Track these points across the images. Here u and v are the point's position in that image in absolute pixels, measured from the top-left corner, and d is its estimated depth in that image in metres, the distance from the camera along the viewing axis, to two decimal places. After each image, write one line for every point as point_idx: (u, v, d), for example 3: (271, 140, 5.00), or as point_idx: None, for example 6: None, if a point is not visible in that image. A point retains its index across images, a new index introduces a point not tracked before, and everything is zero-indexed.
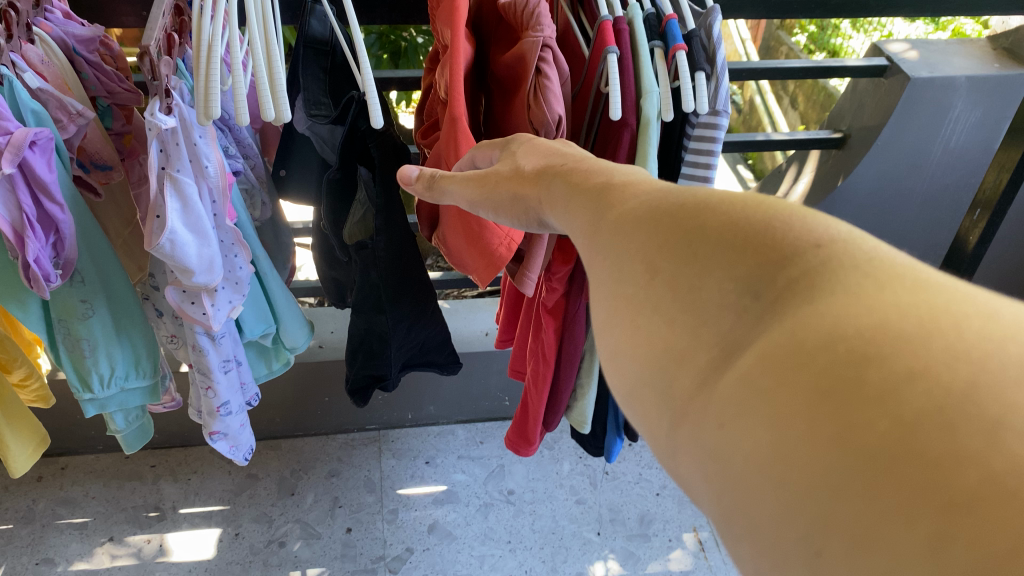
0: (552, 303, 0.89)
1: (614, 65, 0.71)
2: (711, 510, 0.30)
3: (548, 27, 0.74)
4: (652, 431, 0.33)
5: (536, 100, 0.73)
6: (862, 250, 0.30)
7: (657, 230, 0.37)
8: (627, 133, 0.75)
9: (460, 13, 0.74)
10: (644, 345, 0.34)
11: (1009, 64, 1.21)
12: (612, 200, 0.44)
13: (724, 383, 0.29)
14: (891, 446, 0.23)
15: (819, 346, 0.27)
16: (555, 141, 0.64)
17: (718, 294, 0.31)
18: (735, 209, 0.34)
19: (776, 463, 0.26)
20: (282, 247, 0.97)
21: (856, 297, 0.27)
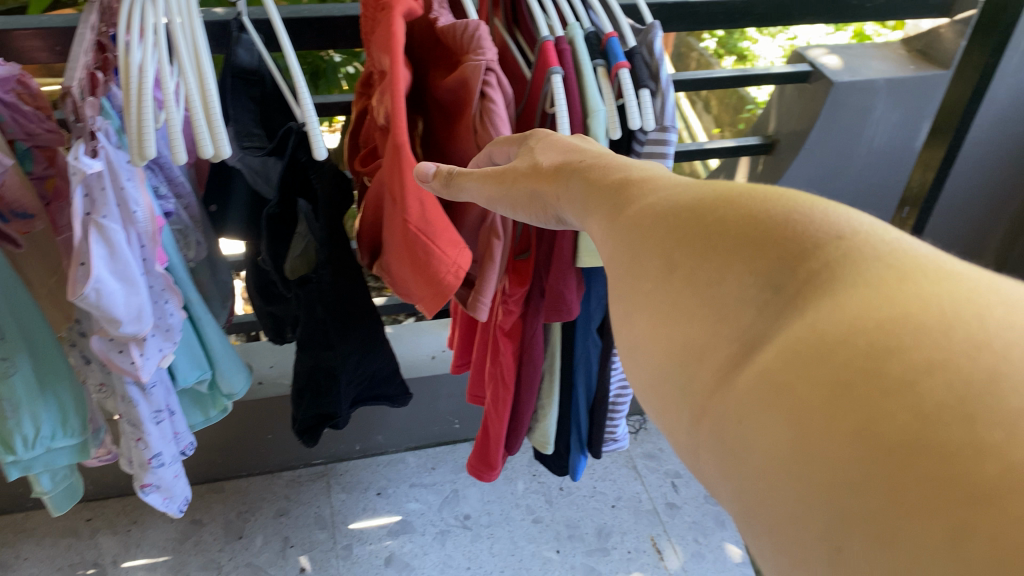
0: (509, 326, 0.89)
1: (558, 85, 0.73)
2: (732, 503, 0.32)
3: (490, 51, 0.73)
4: (671, 428, 0.36)
5: (482, 124, 0.73)
6: (882, 242, 0.33)
7: (675, 223, 0.40)
8: None
9: (398, 39, 0.72)
10: (663, 343, 0.37)
11: (924, 65, 1.26)
12: (630, 195, 0.47)
13: (745, 377, 0.31)
14: (914, 437, 0.25)
15: (840, 341, 0.29)
16: (574, 137, 0.64)
17: (739, 288, 0.34)
18: (754, 205, 0.37)
19: (797, 458, 0.28)
20: (220, 285, 0.93)
21: (875, 288, 0.30)
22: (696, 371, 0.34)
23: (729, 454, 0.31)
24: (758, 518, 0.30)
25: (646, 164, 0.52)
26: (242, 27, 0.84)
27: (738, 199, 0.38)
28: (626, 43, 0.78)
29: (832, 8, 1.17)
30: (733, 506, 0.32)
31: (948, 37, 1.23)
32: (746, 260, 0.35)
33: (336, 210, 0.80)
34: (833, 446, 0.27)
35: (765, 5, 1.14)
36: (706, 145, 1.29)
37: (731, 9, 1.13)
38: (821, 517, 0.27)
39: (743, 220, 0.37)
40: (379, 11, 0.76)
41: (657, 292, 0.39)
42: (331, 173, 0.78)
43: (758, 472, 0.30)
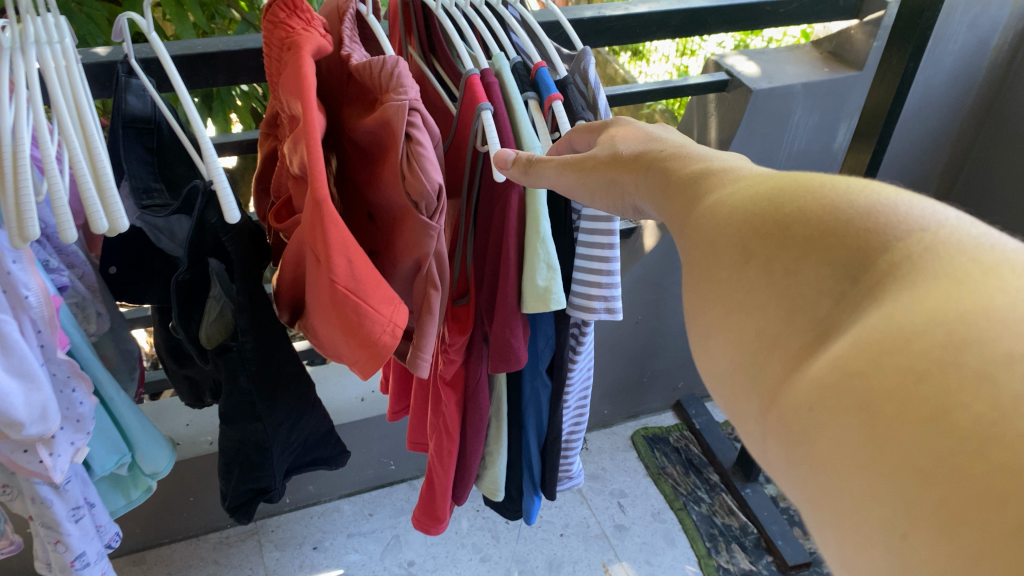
0: (450, 376, 0.84)
1: (489, 122, 0.69)
2: (798, 493, 0.32)
3: (412, 89, 0.68)
4: (741, 416, 0.36)
5: (410, 169, 0.66)
6: (969, 235, 0.33)
7: (753, 215, 0.39)
8: (514, 195, 0.70)
9: (309, 82, 0.66)
10: (735, 331, 0.37)
11: (837, 68, 1.27)
12: (710, 185, 0.46)
13: (818, 366, 0.31)
14: (993, 429, 0.25)
15: (918, 330, 0.29)
16: (655, 128, 0.62)
17: (814, 278, 0.34)
18: (837, 196, 0.37)
19: (867, 448, 0.28)
20: (125, 357, 0.82)
21: (956, 279, 0.31)
22: (768, 360, 0.35)
23: (795, 443, 0.31)
24: (821, 508, 0.30)
25: (726, 155, 0.50)
26: (132, 70, 0.76)
27: (819, 188, 0.38)
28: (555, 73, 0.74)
29: (746, 16, 1.16)
30: (798, 494, 0.32)
31: (859, 38, 1.25)
32: (822, 252, 0.35)
33: (255, 266, 0.72)
34: (906, 438, 0.27)
35: (680, 16, 1.12)
36: None
37: (646, 23, 1.10)
38: (887, 506, 0.27)
39: (822, 212, 0.36)
40: (285, 51, 0.70)
41: (731, 279, 0.38)
42: (247, 239, 0.70)
43: (825, 463, 0.29)
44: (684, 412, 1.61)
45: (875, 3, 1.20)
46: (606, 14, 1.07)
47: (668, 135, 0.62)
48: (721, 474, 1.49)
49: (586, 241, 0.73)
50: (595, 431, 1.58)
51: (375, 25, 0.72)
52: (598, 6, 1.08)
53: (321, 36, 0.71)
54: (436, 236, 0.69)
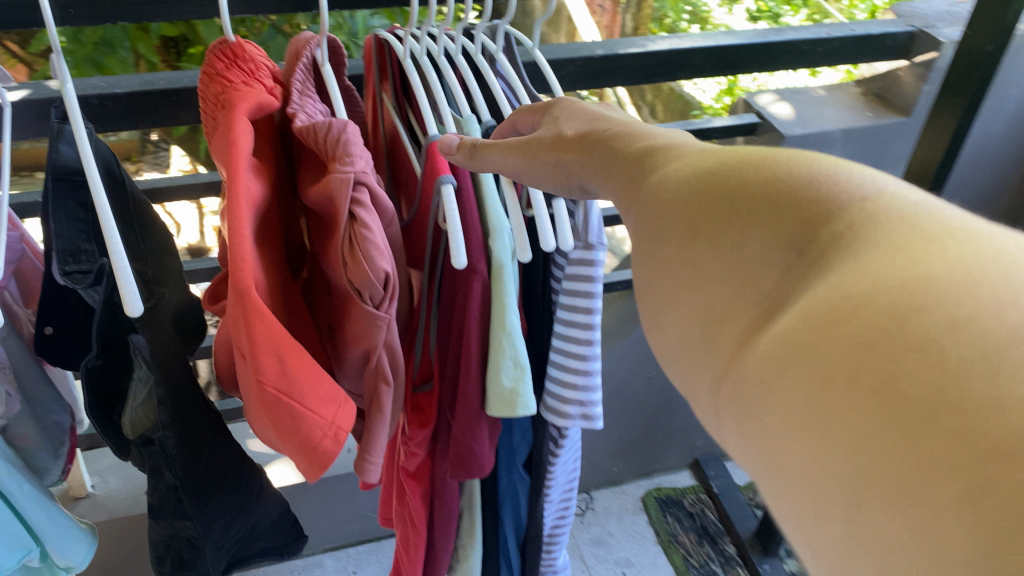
0: (414, 467, 0.74)
1: (450, 198, 0.59)
2: (755, 459, 0.32)
3: (362, 158, 0.58)
4: (697, 389, 0.38)
5: (353, 254, 0.57)
6: (904, 203, 0.36)
7: (702, 193, 0.42)
8: (478, 284, 0.59)
9: (239, 148, 0.57)
10: (691, 307, 0.39)
11: (882, 112, 1.17)
12: (654, 162, 0.49)
13: (770, 339, 0.33)
14: (935, 396, 0.26)
15: (866, 300, 0.31)
16: (600, 109, 0.60)
17: (762, 251, 0.37)
18: (779, 171, 0.40)
19: (815, 411, 0.29)
20: (47, 433, 0.75)
21: (897, 248, 0.33)
22: (718, 333, 0.37)
23: (750, 415, 0.33)
24: (780, 477, 0.31)
25: (667, 133, 0.53)
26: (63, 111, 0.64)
27: (762, 162, 0.41)
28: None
29: (779, 55, 1.05)
30: (755, 464, 0.33)
31: (907, 80, 1.15)
32: (767, 224, 0.37)
33: (176, 352, 0.62)
34: (853, 402, 0.28)
35: (705, 54, 1.01)
36: None
37: (666, 61, 1.00)
38: (836, 467, 0.28)
39: (765, 181, 0.40)
40: (218, 110, 0.60)
41: (681, 252, 0.41)
42: (159, 315, 0.60)
43: (783, 432, 0.30)
44: (701, 471, 1.49)
45: (927, 42, 1.09)
46: (621, 51, 0.96)
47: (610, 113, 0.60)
48: (737, 546, 1.36)
49: (563, 335, 0.64)
50: (603, 489, 1.47)
51: (331, 80, 0.63)
52: (611, 44, 0.97)
53: (267, 91, 0.62)
54: (386, 327, 0.59)
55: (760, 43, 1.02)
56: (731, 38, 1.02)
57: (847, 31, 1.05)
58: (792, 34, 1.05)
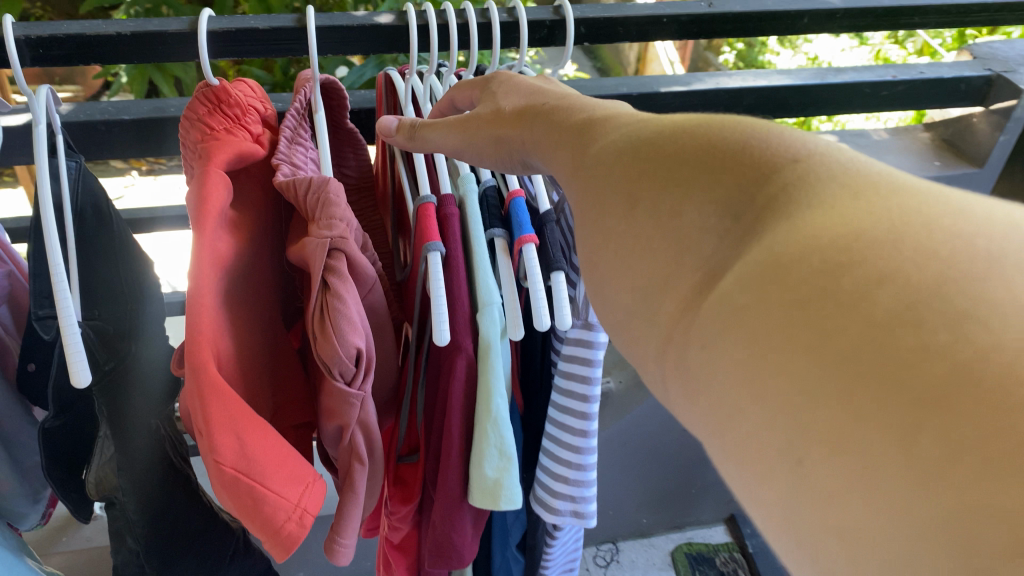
0: (399, 538, 0.69)
1: (439, 266, 0.53)
2: (702, 424, 0.30)
3: (344, 221, 0.53)
4: (649, 356, 0.36)
5: (322, 328, 0.51)
6: (838, 162, 0.33)
7: (638, 160, 0.40)
8: (462, 363, 0.54)
9: (206, 206, 0.52)
10: (631, 279, 0.37)
11: (952, 161, 1.09)
12: (595, 135, 0.46)
13: (706, 306, 0.30)
14: (865, 342, 0.24)
15: (795, 260, 0.28)
16: (539, 81, 0.58)
17: (697, 216, 0.35)
18: (711, 132, 0.38)
19: (748, 376, 0.27)
20: (27, 479, 0.73)
21: (827, 207, 0.30)
22: (661, 302, 0.35)
23: (695, 382, 0.31)
24: (722, 440, 0.29)
25: (608, 104, 0.51)
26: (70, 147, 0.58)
27: (690, 129, 0.39)
28: (538, 206, 0.59)
29: (836, 99, 0.96)
30: (700, 430, 0.31)
31: (982, 127, 1.06)
32: (707, 188, 0.35)
33: (136, 414, 0.59)
34: (786, 355, 0.26)
35: (756, 95, 0.93)
36: None
37: (713, 100, 0.93)
38: (777, 425, 0.26)
39: (701, 150, 0.37)
40: (194, 159, 0.56)
41: (621, 226, 0.39)
42: (120, 380, 0.57)
43: (723, 393, 0.28)
44: (737, 528, 1.42)
45: (1005, 88, 0.99)
46: (661, 89, 0.91)
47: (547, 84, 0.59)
48: None
49: (557, 422, 0.58)
50: (631, 541, 1.41)
51: (322, 129, 0.58)
52: (653, 81, 0.92)
53: (251, 141, 0.58)
54: (360, 405, 0.54)
55: (817, 85, 0.94)
56: (785, 78, 0.94)
57: (915, 74, 0.96)
58: (853, 74, 0.96)
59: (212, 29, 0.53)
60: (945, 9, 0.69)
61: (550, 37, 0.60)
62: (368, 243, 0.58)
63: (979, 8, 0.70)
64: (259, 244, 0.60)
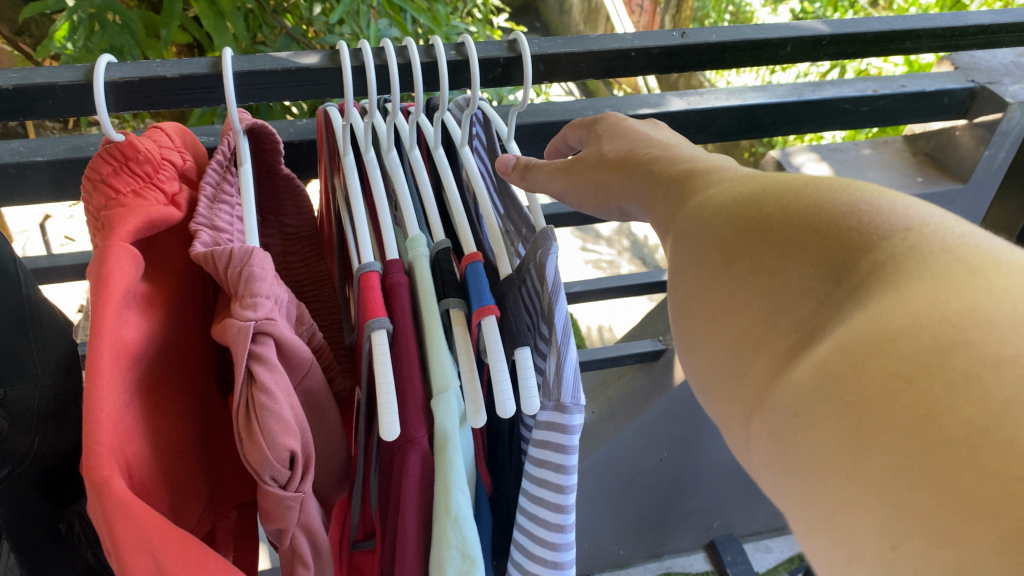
0: None
1: (384, 347, 0.46)
2: (781, 487, 0.29)
3: (269, 299, 0.46)
4: (725, 419, 0.34)
5: (247, 428, 0.44)
6: (954, 236, 0.30)
7: (733, 220, 0.37)
8: (415, 457, 0.48)
9: (108, 286, 0.45)
10: (721, 337, 0.35)
11: (934, 176, 1.04)
12: (694, 185, 0.42)
13: (802, 369, 0.29)
14: (978, 430, 0.23)
15: (904, 331, 0.27)
16: (644, 125, 0.53)
17: (798, 279, 0.32)
18: (820, 195, 0.35)
19: (855, 447, 0.26)
20: None
21: (940, 281, 0.28)
22: (750, 364, 0.33)
23: (786, 446, 0.29)
24: (807, 513, 0.28)
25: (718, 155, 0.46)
26: None
27: (802, 187, 0.36)
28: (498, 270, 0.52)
29: (816, 114, 0.90)
30: (783, 498, 0.30)
31: (965, 141, 1.01)
32: (810, 249, 0.33)
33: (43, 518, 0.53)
34: (887, 434, 0.25)
35: (728, 116, 0.87)
36: (632, 347, 1.12)
37: (685, 123, 0.87)
38: (873, 505, 0.25)
39: (807, 212, 0.34)
40: (96, 229, 0.49)
41: (713, 281, 0.36)
42: (20, 484, 0.51)
43: (812, 468, 0.27)
44: (717, 555, 1.37)
45: (989, 102, 0.94)
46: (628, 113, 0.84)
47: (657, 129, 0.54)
48: None
49: (529, 512, 0.53)
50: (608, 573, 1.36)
51: (246, 185, 0.51)
52: (620, 103, 0.86)
53: (165, 203, 0.50)
54: (297, 506, 0.47)
55: (794, 102, 0.88)
56: (761, 96, 0.88)
57: (897, 87, 0.91)
58: (834, 91, 0.90)
59: (111, 76, 0.47)
60: (938, 32, 0.64)
61: (508, 76, 0.54)
62: (304, 314, 0.51)
63: (973, 31, 0.65)
64: (178, 320, 0.53)
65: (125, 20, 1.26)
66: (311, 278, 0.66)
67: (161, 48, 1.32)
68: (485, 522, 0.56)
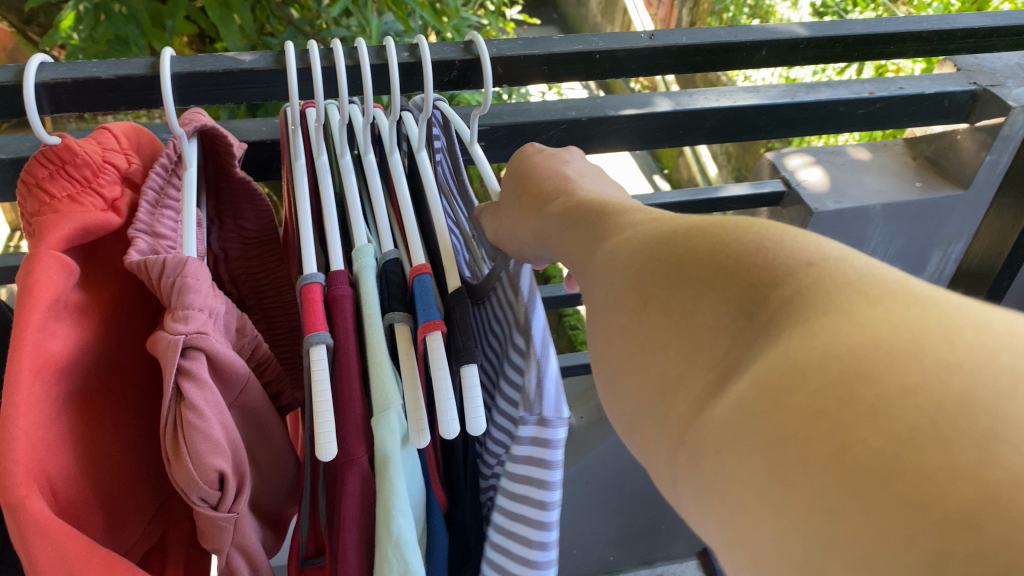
0: None
1: (321, 361, 0.44)
2: (707, 537, 0.27)
3: (202, 311, 0.44)
4: (652, 460, 0.32)
5: (173, 447, 0.42)
6: (855, 267, 0.28)
7: (650, 260, 0.35)
8: (354, 476, 0.45)
9: (32, 293, 0.43)
10: (643, 375, 0.32)
11: (933, 181, 1.01)
12: (607, 228, 0.40)
13: (719, 407, 0.27)
14: (884, 480, 0.21)
15: (813, 365, 0.24)
16: (559, 155, 0.51)
17: (712, 320, 0.30)
18: (725, 235, 0.32)
19: (770, 499, 0.23)
20: None
21: (845, 315, 0.25)
22: (672, 403, 0.30)
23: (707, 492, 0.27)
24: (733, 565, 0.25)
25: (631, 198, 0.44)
26: None
27: (711, 228, 0.33)
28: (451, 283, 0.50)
29: (811, 117, 0.87)
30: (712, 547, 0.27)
31: (967, 146, 0.97)
32: (719, 287, 0.30)
33: None
34: (801, 474, 0.23)
35: (718, 117, 0.84)
36: None
37: (671, 123, 0.84)
38: (796, 553, 0.22)
39: (715, 250, 0.31)
40: (29, 235, 0.47)
41: (634, 322, 0.34)
42: None
43: (734, 511, 0.25)
44: (710, 565, 1.35)
45: (990, 104, 0.90)
46: (610, 113, 0.81)
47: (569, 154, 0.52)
48: None
49: (506, 527, 0.51)
50: None
51: (187, 189, 0.49)
52: (601, 103, 0.83)
53: (104, 208, 0.49)
54: (228, 526, 0.44)
55: (787, 103, 0.85)
56: (754, 97, 0.85)
57: (895, 89, 0.87)
58: (828, 93, 0.86)
59: (43, 78, 0.48)
60: (924, 36, 0.62)
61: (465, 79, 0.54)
62: (247, 325, 0.49)
63: (962, 35, 0.63)
64: (118, 327, 0.51)
65: (131, 10, 1.21)
66: (272, 284, 0.64)
67: (167, 40, 1.28)
68: (440, 540, 0.53)
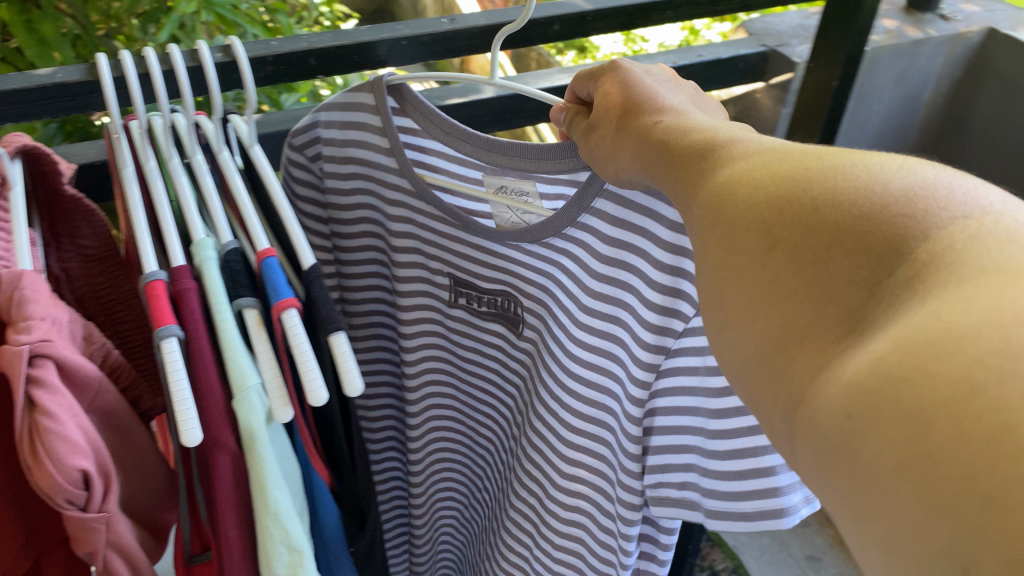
0: None
1: (174, 354, 0.46)
2: (834, 501, 0.28)
3: (43, 320, 0.45)
4: (766, 414, 0.32)
5: (34, 455, 0.43)
6: (1015, 221, 0.29)
7: (773, 198, 0.35)
8: (224, 459, 0.48)
9: None
10: (757, 322, 0.33)
11: None
12: (718, 158, 0.40)
13: (855, 370, 0.28)
14: None
15: (969, 333, 0.25)
16: (652, 78, 0.54)
17: (846, 269, 0.30)
18: (867, 181, 0.32)
19: (915, 468, 0.24)
20: None
21: (1005, 275, 0.27)
22: (795, 355, 0.31)
23: (837, 458, 0.27)
24: (864, 528, 0.27)
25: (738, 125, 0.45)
26: None
27: (846, 168, 0.34)
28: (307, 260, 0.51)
29: None
30: (837, 511, 0.28)
31: (765, 102, 1.10)
32: (854, 241, 0.30)
33: None
34: (954, 445, 0.24)
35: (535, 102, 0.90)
36: None
37: (497, 109, 0.89)
38: (941, 529, 0.23)
39: (851, 196, 0.32)
40: None
41: (753, 265, 0.34)
42: None
43: (867, 479, 0.26)
44: None
45: (780, 63, 1.03)
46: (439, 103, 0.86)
47: (672, 82, 0.56)
48: None
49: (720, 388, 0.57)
50: None
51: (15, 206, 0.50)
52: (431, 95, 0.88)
53: None
54: (99, 525, 0.46)
55: None
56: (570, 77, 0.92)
57: (693, 57, 0.94)
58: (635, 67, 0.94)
59: None
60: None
61: (279, 73, 0.61)
62: (93, 333, 0.51)
63: None
64: None
65: None
66: (117, 298, 0.65)
67: None
68: (327, 511, 0.55)
